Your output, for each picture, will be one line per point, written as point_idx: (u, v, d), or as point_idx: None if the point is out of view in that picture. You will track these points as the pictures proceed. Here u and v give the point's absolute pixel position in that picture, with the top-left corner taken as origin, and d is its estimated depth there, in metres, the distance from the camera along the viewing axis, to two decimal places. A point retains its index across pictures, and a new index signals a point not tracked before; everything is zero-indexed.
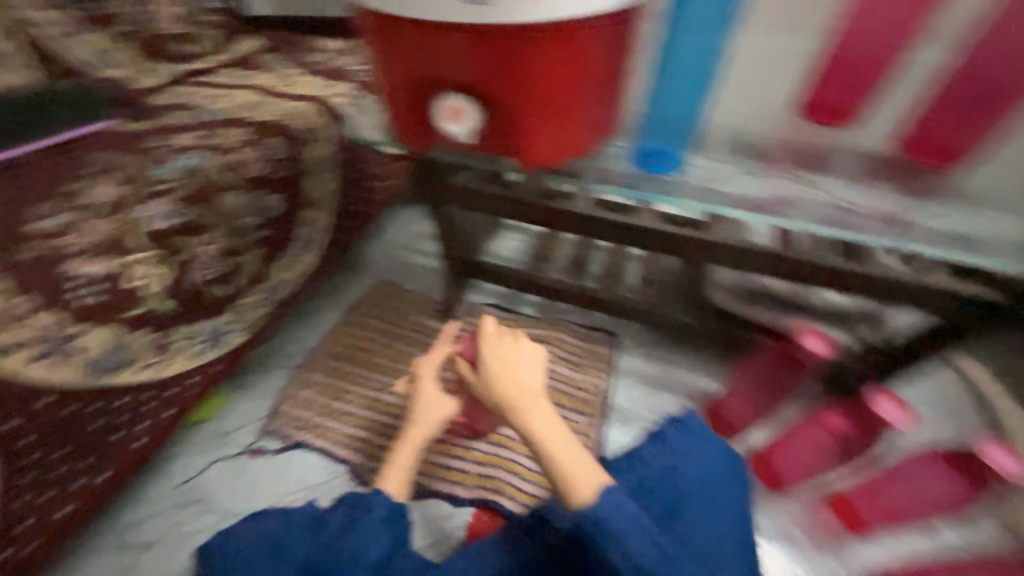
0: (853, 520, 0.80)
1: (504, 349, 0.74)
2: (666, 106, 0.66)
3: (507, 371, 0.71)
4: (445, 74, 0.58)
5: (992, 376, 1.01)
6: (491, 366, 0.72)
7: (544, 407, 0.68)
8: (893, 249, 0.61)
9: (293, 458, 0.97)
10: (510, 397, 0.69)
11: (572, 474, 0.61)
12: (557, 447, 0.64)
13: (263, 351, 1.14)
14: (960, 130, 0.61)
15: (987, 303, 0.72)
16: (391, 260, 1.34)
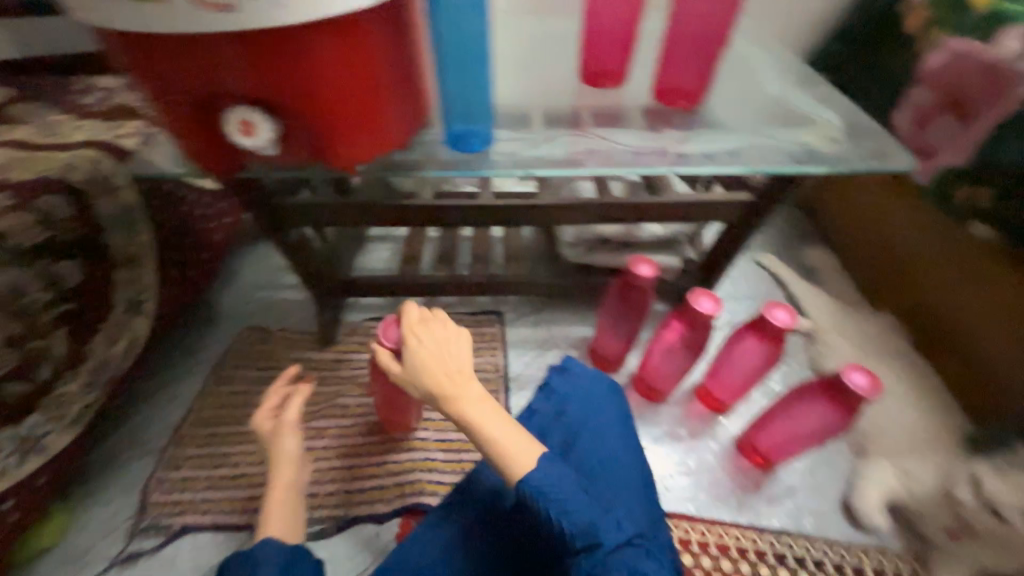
0: (713, 403, 0.99)
1: (433, 335, 0.69)
2: (461, 88, 0.67)
3: (437, 361, 0.67)
4: (231, 85, 0.55)
5: (778, 262, 1.31)
6: (420, 355, 0.67)
7: (480, 390, 0.65)
8: (675, 174, 0.75)
9: (180, 547, 0.85)
10: (447, 388, 0.65)
11: (508, 448, 0.61)
12: (495, 428, 0.62)
13: (111, 446, 0.97)
14: (689, 76, 0.82)
15: (748, 203, 0.92)
16: (251, 303, 1.23)
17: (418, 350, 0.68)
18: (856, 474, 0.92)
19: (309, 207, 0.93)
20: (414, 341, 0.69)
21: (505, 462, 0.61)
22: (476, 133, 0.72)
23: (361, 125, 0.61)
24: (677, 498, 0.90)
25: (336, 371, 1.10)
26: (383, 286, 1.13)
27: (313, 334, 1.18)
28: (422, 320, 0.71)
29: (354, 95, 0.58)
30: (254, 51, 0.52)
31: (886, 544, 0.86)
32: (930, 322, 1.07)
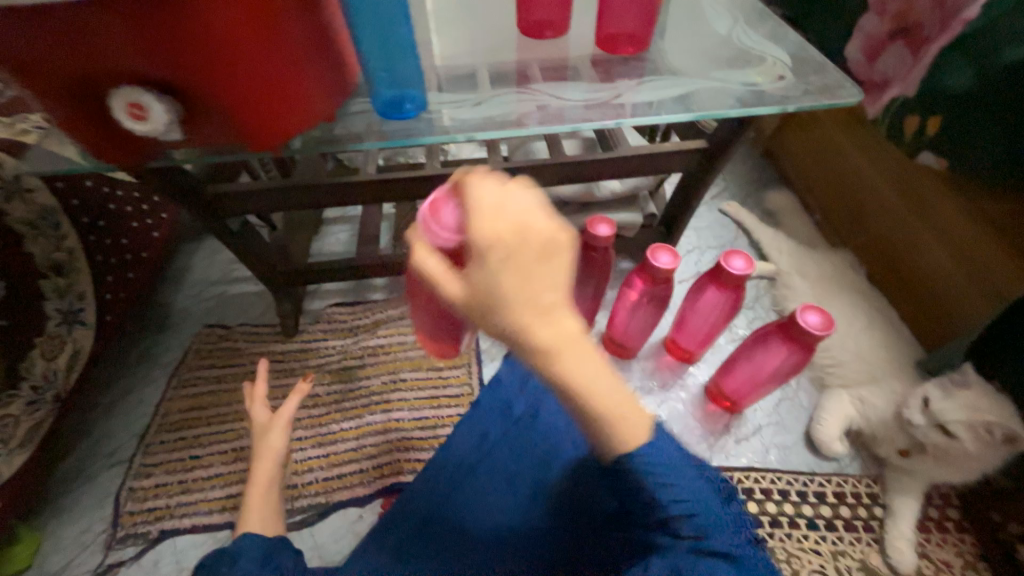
0: (682, 354, 1.01)
1: (528, 241, 0.35)
2: (383, 50, 0.61)
3: (523, 278, 0.35)
4: (119, 63, 0.50)
5: (740, 209, 1.31)
6: (502, 276, 0.35)
7: (583, 331, 0.38)
8: (623, 127, 0.72)
9: (160, 551, 0.84)
10: (547, 338, 0.36)
11: (619, 420, 0.40)
12: (605, 396, 0.39)
13: (75, 461, 0.94)
14: (633, 20, 0.77)
15: (701, 150, 0.91)
16: (205, 301, 1.17)
17: (498, 265, 0.35)
18: (817, 407, 0.96)
19: (244, 196, 0.87)
20: (495, 250, 0.35)
21: (610, 436, 0.41)
22: (409, 96, 0.67)
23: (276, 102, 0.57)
24: None
25: (302, 361, 1.07)
26: (341, 269, 1.09)
27: (275, 326, 1.13)
28: (503, 210, 0.36)
29: (265, 70, 0.53)
30: (138, 21, 0.46)
31: (844, 467, 0.91)
32: (892, 249, 1.10)
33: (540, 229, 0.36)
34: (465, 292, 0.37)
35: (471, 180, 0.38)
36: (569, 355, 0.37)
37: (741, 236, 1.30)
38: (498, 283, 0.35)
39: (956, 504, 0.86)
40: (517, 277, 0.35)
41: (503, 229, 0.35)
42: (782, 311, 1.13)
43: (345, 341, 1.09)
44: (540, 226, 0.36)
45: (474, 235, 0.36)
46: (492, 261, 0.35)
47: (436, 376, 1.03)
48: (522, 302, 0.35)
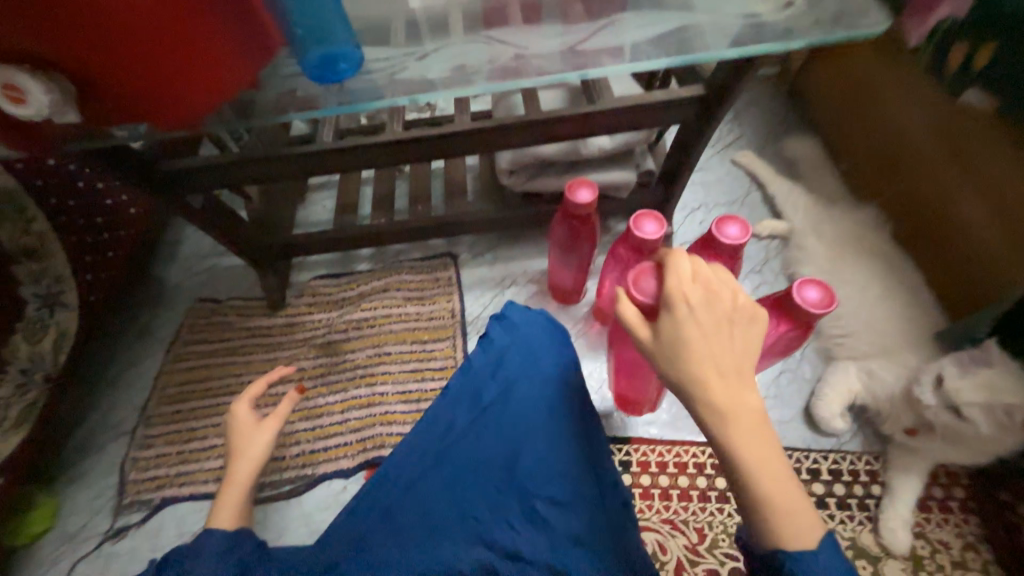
0: None
1: (716, 309, 0.48)
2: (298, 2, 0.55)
3: (711, 340, 0.47)
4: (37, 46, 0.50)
5: (754, 159, 1.18)
6: (690, 332, 0.47)
7: (755, 407, 0.45)
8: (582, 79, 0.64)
9: (163, 518, 0.90)
10: (721, 397, 0.45)
11: (789, 513, 0.42)
12: (773, 478, 0.43)
13: (83, 434, 0.99)
14: None
15: (699, 98, 0.79)
16: (195, 274, 1.17)
17: (688, 322, 0.48)
18: (821, 381, 0.90)
19: (198, 169, 0.82)
20: (687, 310, 0.48)
21: (766, 521, 0.42)
22: (340, 56, 0.61)
23: (181, 92, 0.57)
24: (638, 424, 0.90)
25: (288, 335, 1.07)
26: (319, 241, 1.05)
27: (263, 299, 1.13)
28: (696, 280, 0.50)
29: (176, 62, 0.54)
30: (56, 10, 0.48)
31: (845, 444, 0.86)
32: (922, 208, 0.97)
33: (727, 301, 0.49)
34: (653, 337, 0.49)
35: (675, 254, 0.52)
36: (738, 421, 0.44)
37: (754, 191, 1.17)
38: (687, 337, 0.47)
39: (965, 483, 0.81)
40: (704, 334, 0.46)
41: (698, 296, 0.49)
42: (792, 276, 1.03)
43: (329, 315, 1.08)
44: (728, 300, 0.49)
45: (671, 293, 0.49)
46: (684, 317, 0.48)
47: (420, 349, 1.02)
48: (703, 356, 0.46)
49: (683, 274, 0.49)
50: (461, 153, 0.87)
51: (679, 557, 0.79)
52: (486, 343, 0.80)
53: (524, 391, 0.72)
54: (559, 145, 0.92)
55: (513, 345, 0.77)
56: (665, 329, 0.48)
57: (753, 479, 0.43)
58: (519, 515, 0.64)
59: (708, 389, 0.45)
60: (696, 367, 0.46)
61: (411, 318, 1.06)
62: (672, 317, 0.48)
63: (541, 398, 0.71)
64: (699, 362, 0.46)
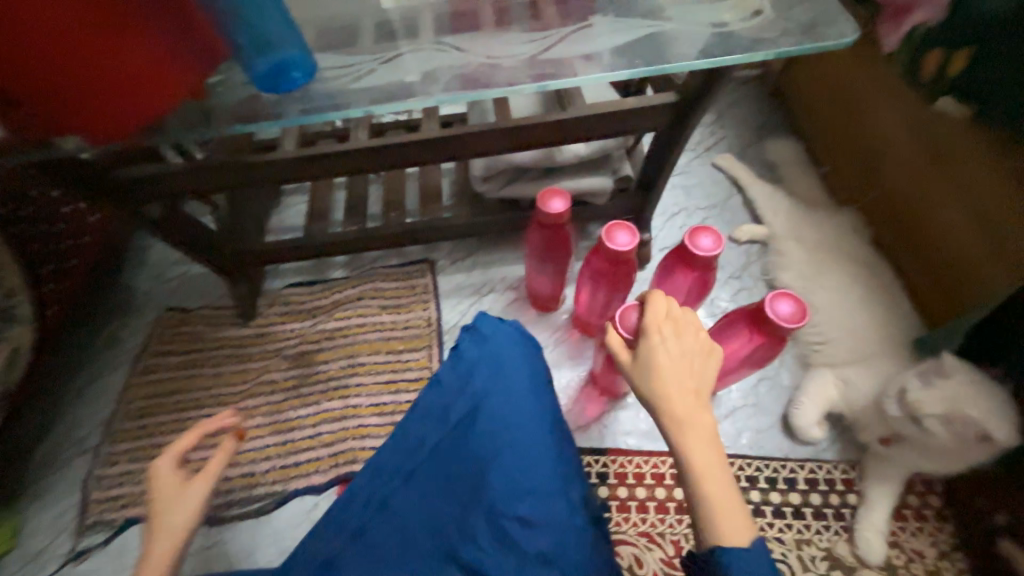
0: None
1: (682, 339, 0.58)
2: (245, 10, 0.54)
3: (677, 364, 0.56)
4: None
5: (734, 163, 1.17)
6: (660, 358, 0.56)
7: (708, 425, 0.54)
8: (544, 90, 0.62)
9: (128, 537, 0.87)
10: (682, 413, 0.53)
11: (727, 514, 0.50)
12: (717, 485, 0.51)
13: (44, 452, 0.95)
14: None
15: (673, 105, 0.78)
16: (164, 282, 1.14)
17: (660, 347, 0.57)
18: (798, 390, 0.90)
19: (155, 178, 0.78)
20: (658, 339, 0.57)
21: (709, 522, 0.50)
22: (290, 64, 0.60)
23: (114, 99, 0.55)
24: (616, 434, 0.89)
25: (259, 346, 1.03)
26: (291, 249, 1.02)
27: (234, 309, 1.09)
28: (670, 315, 0.60)
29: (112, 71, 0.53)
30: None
31: (822, 452, 0.86)
32: (899, 214, 0.97)
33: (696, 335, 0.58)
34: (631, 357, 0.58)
35: (655, 290, 0.62)
36: (694, 434, 0.53)
37: (734, 195, 1.16)
38: (656, 361, 0.56)
39: (939, 491, 0.81)
40: (670, 359, 0.56)
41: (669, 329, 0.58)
42: (771, 281, 1.03)
43: (302, 325, 1.05)
44: (697, 334, 0.58)
45: (648, 322, 0.59)
46: (657, 343, 0.57)
47: (394, 360, 0.99)
48: (668, 378, 0.55)
49: (660, 309, 0.59)
50: (433, 160, 0.85)
51: (655, 571, 0.78)
52: (456, 355, 0.76)
53: (494, 407, 0.69)
54: (534, 151, 0.90)
55: (482, 358, 0.74)
56: (640, 353, 0.58)
57: (700, 484, 0.51)
58: (488, 537, 0.61)
59: (671, 406, 0.54)
60: (663, 385, 0.55)
61: (386, 328, 1.03)
62: (646, 343, 0.58)
63: (512, 415, 0.68)
64: (665, 383, 0.55)
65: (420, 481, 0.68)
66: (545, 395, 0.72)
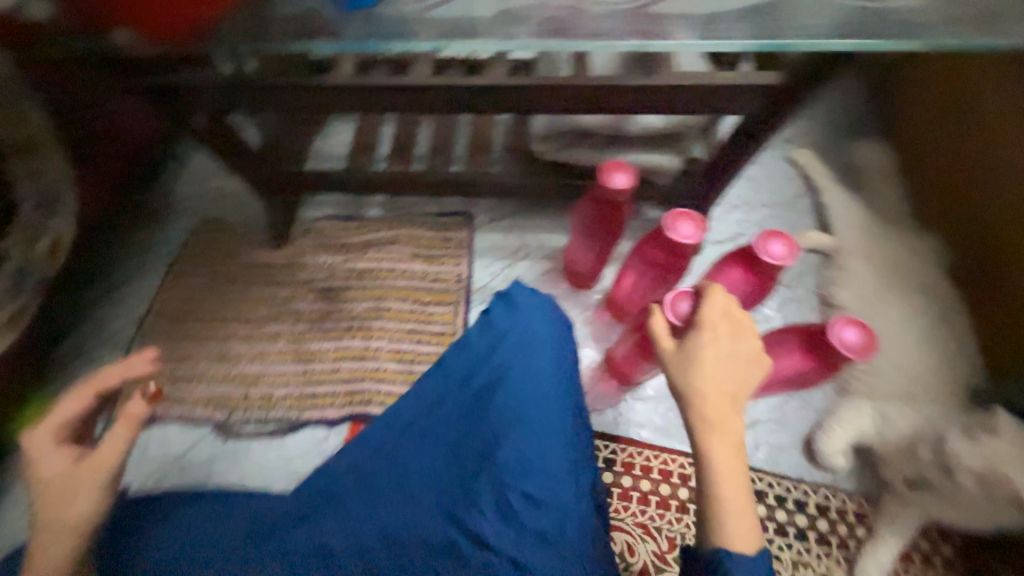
0: None
1: (734, 340, 0.55)
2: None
3: (722, 365, 0.53)
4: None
5: (811, 162, 1.07)
6: (704, 354, 0.54)
7: (739, 432, 0.52)
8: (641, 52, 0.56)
9: (149, 436, 0.87)
10: (716, 412, 0.51)
11: (737, 521, 0.49)
12: (734, 491, 0.49)
13: (77, 341, 0.97)
14: None
15: (770, 88, 0.69)
16: (202, 194, 1.13)
17: (708, 343, 0.54)
18: (829, 414, 0.86)
19: (201, 84, 0.74)
20: (709, 335, 0.55)
21: (716, 525, 0.49)
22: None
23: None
24: (629, 424, 0.88)
25: (289, 274, 1.03)
26: (331, 181, 0.99)
27: (267, 232, 1.08)
28: (726, 315, 0.57)
29: None
30: None
31: (839, 481, 0.83)
32: (987, 248, 0.88)
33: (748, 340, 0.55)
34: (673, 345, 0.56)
35: (716, 286, 0.59)
36: (723, 437, 0.51)
37: (804, 197, 1.07)
38: (701, 356, 0.54)
39: (955, 542, 0.78)
40: (716, 356, 0.53)
41: (722, 327, 0.55)
42: (826, 297, 0.96)
43: (333, 259, 1.04)
44: (750, 339, 0.55)
45: (702, 315, 0.56)
46: (706, 339, 0.55)
47: (419, 311, 0.98)
48: (709, 376, 0.53)
49: (717, 304, 0.56)
50: (494, 110, 0.78)
51: (646, 562, 0.79)
52: (483, 321, 0.74)
53: (517, 378, 0.66)
54: (603, 115, 0.83)
55: (510, 331, 0.71)
56: (685, 344, 0.55)
57: (716, 486, 0.50)
58: (489, 504, 0.59)
59: (703, 404, 0.52)
60: (702, 381, 0.53)
61: (416, 277, 1.01)
62: (694, 335, 0.56)
63: (534, 389, 0.65)
64: (704, 379, 0.53)
65: (431, 436, 0.68)
66: (570, 376, 0.69)
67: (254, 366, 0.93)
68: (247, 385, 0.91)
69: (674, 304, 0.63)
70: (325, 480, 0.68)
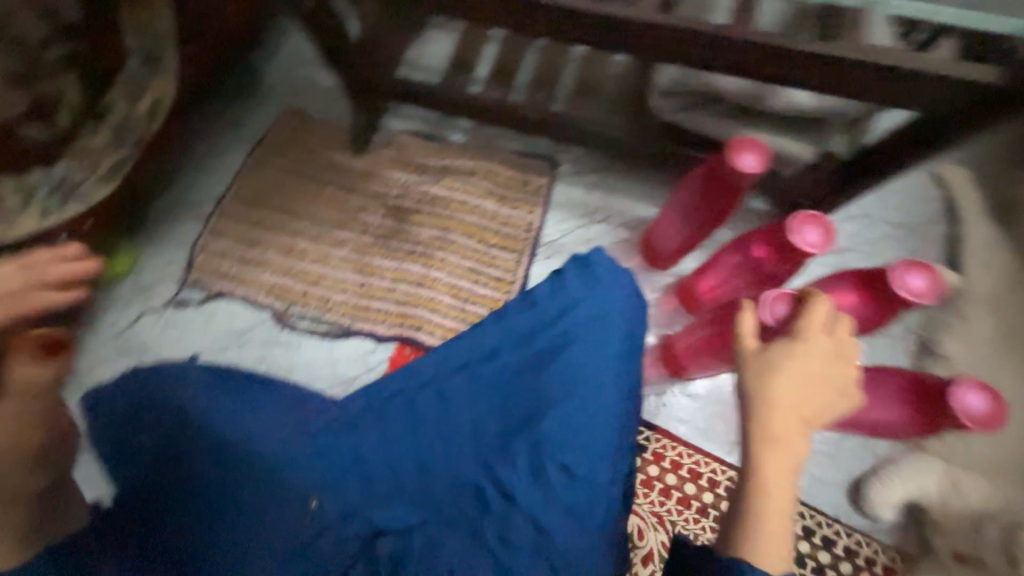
0: None
1: (825, 360, 0.48)
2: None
3: (805, 382, 0.48)
4: None
5: (963, 185, 0.92)
6: (789, 365, 0.48)
7: (800, 455, 0.47)
8: None
9: (217, 308, 0.92)
10: (781, 428, 0.47)
11: (772, 540, 0.45)
12: (774, 513, 0.46)
13: (161, 201, 0.99)
14: None
15: (977, 88, 0.56)
16: (293, 81, 1.10)
17: (799, 355, 0.48)
18: (888, 463, 0.79)
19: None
20: (802, 347, 0.48)
21: (747, 539, 0.46)
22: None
23: None
24: (669, 417, 0.84)
25: (363, 183, 1.01)
26: (425, 93, 0.93)
27: (348, 135, 1.06)
28: (825, 331, 0.50)
29: None
30: None
31: (876, 532, 0.79)
32: None
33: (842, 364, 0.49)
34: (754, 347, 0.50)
35: (822, 296, 0.52)
36: (782, 454, 0.47)
37: (940, 224, 0.92)
38: (785, 365, 0.48)
39: None
40: (803, 372, 0.47)
41: (819, 343, 0.49)
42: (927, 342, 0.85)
43: (408, 177, 1.01)
44: (845, 366, 0.49)
45: (800, 323, 0.50)
46: (796, 351, 0.48)
47: (484, 251, 0.95)
48: (787, 390, 0.47)
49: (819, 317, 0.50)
50: (627, 51, 0.67)
51: (652, 548, 0.78)
52: (557, 278, 0.68)
53: (580, 354, 0.63)
54: (742, 82, 0.73)
55: (584, 300, 0.65)
56: (770, 348, 0.49)
57: (757, 499, 0.46)
58: (524, 466, 0.60)
59: (770, 417, 0.47)
60: (779, 393, 0.47)
61: (486, 215, 0.98)
62: (784, 343, 0.49)
63: (593, 368, 0.62)
64: (781, 391, 0.47)
65: (477, 382, 0.65)
66: (633, 360, 0.64)
67: (316, 267, 0.95)
68: (308, 283, 0.94)
69: (770, 304, 0.55)
70: (363, 394, 0.68)
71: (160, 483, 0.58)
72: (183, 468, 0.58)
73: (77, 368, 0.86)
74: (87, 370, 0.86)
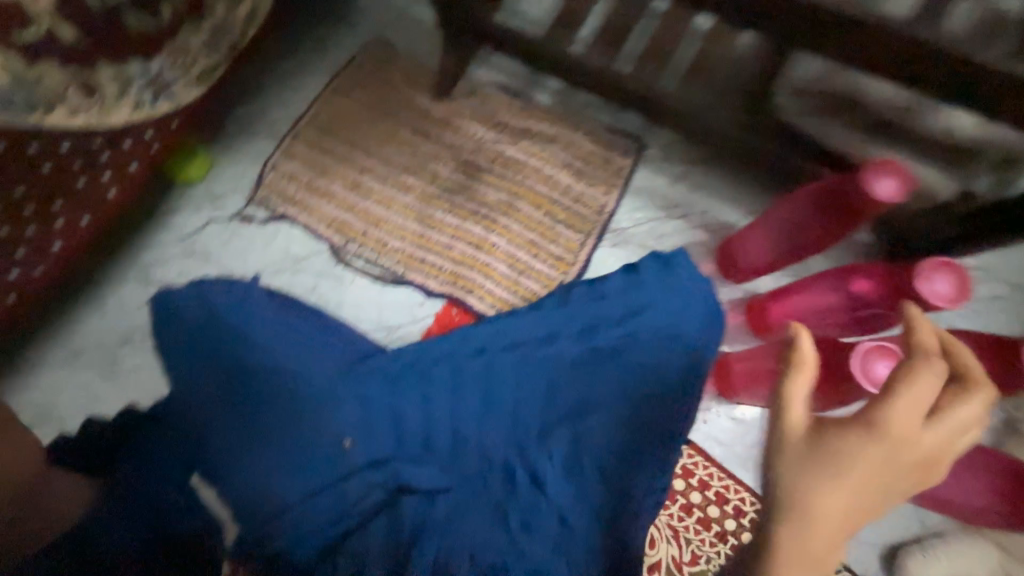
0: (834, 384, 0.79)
1: (889, 468, 0.41)
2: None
3: (856, 489, 0.40)
4: None
5: None
6: (842, 466, 0.40)
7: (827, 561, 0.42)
8: None
9: (279, 230, 0.93)
10: (813, 533, 0.41)
11: None
12: None
13: (241, 113, 0.98)
14: None
15: None
16: (386, 9, 1.05)
17: (856, 457, 0.40)
18: (939, 539, 0.74)
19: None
20: (864, 447, 0.40)
21: None
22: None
23: None
24: (709, 437, 0.80)
25: (439, 131, 0.97)
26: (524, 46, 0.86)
27: (432, 77, 1.01)
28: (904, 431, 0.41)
29: None
30: None
31: None
32: None
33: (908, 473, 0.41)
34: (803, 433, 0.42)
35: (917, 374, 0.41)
36: (808, 558, 0.41)
37: None
38: (841, 459, 0.40)
39: None
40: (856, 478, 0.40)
41: (891, 447, 0.40)
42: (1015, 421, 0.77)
43: (485, 133, 0.96)
44: (910, 475, 0.41)
45: (870, 416, 0.41)
46: (852, 451, 0.41)
47: (550, 225, 0.91)
48: (832, 493, 0.40)
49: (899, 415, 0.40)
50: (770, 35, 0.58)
51: (661, 560, 0.76)
52: (631, 278, 0.65)
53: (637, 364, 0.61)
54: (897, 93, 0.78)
55: (654, 304, 0.63)
56: (823, 438, 0.41)
57: None
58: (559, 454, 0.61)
59: (803, 519, 0.41)
60: (819, 495, 0.41)
61: (559, 188, 0.92)
62: (843, 439, 0.41)
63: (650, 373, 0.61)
64: (828, 486, 0.40)
65: (529, 364, 0.64)
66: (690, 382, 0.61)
67: (379, 209, 0.93)
68: (368, 223, 0.93)
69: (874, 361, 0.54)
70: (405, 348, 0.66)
71: (221, 395, 0.63)
72: (250, 384, 0.64)
73: (144, 262, 0.89)
74: (152, 266, 0.89)
